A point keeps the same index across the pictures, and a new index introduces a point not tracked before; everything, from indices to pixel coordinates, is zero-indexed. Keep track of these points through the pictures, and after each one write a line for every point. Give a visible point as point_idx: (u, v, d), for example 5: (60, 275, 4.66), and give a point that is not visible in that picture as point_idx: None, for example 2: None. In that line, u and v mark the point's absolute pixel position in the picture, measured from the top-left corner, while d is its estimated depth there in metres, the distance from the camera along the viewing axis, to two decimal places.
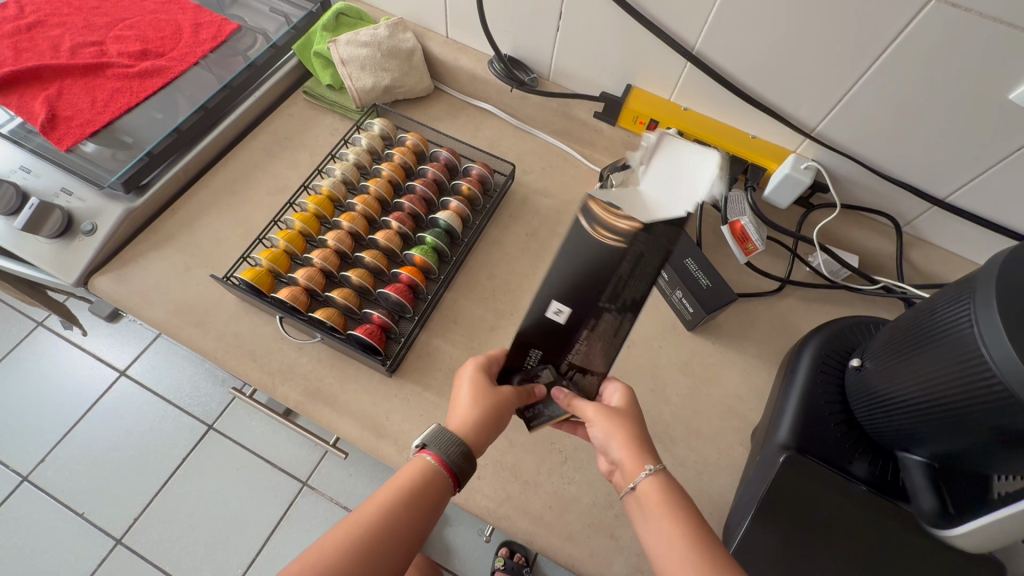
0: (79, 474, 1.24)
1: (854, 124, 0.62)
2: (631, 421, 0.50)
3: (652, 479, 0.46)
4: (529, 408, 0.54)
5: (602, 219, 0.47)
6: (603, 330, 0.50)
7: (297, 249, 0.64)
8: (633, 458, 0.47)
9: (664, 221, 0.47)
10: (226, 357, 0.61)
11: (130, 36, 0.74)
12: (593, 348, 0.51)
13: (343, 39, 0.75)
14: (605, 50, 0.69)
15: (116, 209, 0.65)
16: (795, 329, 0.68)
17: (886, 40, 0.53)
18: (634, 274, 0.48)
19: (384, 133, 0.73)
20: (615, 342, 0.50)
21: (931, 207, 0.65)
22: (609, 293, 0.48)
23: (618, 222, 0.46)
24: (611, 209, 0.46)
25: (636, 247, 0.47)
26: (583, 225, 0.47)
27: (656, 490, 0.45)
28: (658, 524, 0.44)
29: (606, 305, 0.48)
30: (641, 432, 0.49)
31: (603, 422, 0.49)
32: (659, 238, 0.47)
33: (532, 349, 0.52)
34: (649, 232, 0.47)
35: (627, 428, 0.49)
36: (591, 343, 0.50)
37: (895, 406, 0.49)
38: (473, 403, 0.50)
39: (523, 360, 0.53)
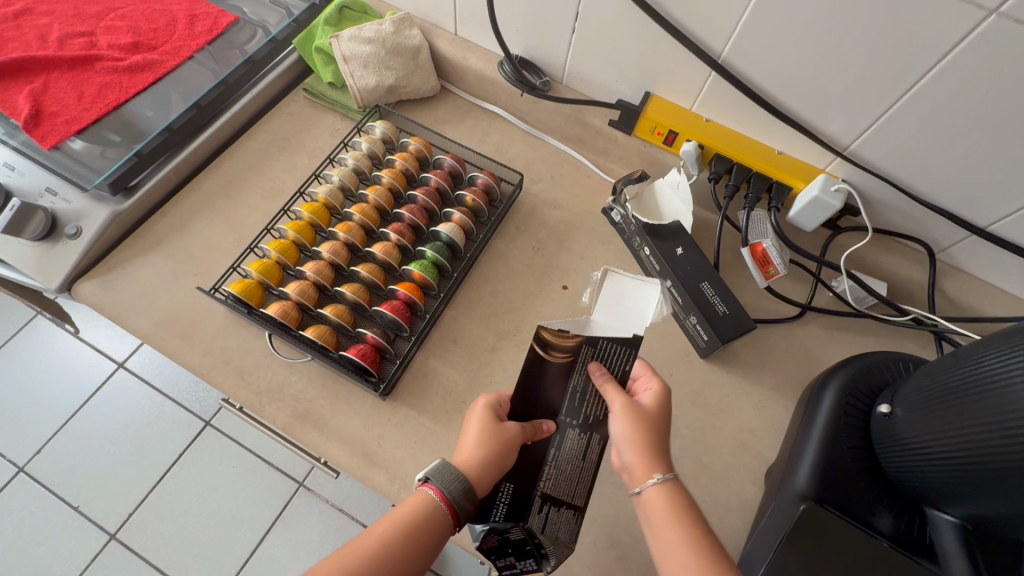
0: (75, 467, 1.23)
1: (891, 145, 0.57)
2: (653, 422, 0.46)
3: (661, 487, 0.43)
4: (498, 556, 0.46)
5: (553, 344, 0.45)
6: (571, 451, 0.48)
7: (290, 260, 0.61)
8: (645, 462, 0.44)
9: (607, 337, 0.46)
10: (213, 373, 0.58)
11: (121, 27, 0.70)
12: (564, 470, 0.48)
13: (345, 35, 0.71)
14: (623, 55, 0.65)
15: (102, 212, 0.62)
16: (815, 360, 0.64)
17: (937, 54, 0.48)
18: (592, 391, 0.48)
19: (386, 137, 0.69)
20: (586, 465, 0.48)
21: (970, 235, 0.60)
22: (569, 407, 0.48)
23: (568, 343, 0.45)
24: (560, 333, 0.45)
25: (584, 361, 0.46)
26: (535, 351, 0.46)
27: (662, 499, 0.42)
28: (659, 528, 0.42)
29: (568, 420, 0.48)
30: (659, 434, 0.46)
31: (625, 420, 0.45)
32: (606, 352, 0.47)
33: (504, 483, 0.47)
34: (595, 346, 0.46)
35: (647, 429, 0.45)
36: (561, 465, 0.48)
37: (929, 462, 0.46)
38: (478, 438, 0.45)
39: (494, 510, 0.47)
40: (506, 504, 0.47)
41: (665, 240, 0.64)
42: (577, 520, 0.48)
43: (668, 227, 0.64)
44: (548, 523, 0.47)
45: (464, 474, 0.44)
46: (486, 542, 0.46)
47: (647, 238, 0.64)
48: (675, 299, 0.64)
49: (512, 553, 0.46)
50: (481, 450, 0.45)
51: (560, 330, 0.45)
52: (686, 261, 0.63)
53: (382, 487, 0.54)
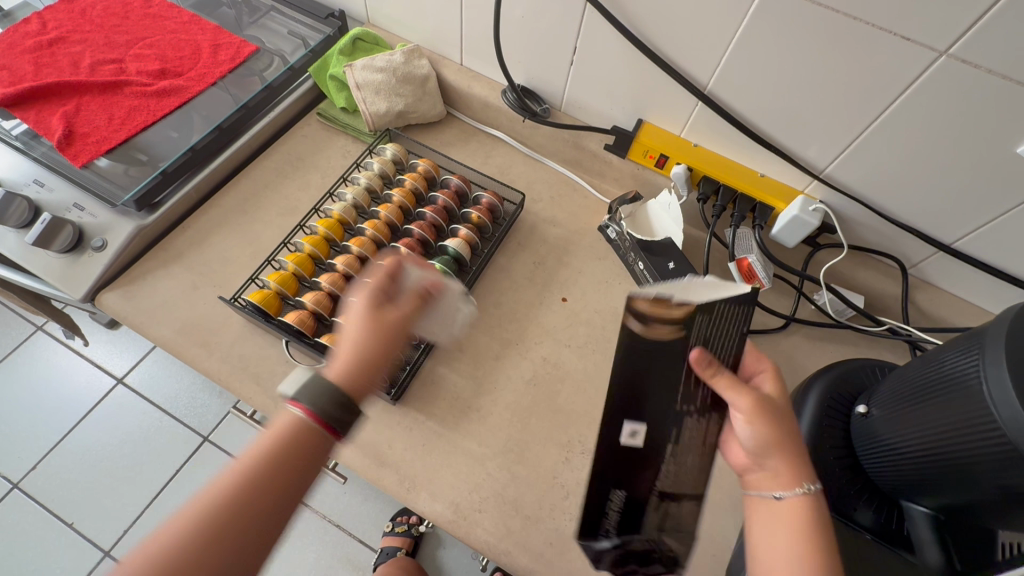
0: (71, 483, 1.23)
1: (861, 169, 0.62)
2: (784, 418, 0.41)
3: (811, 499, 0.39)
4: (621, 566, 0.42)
5: (654, 315, 0.39)
6: (690, 440, 0.41)
7: (306, 272, 0.64)
8: (790, 466, 0.40)
9: (725, 299, 0.39)
10: (230, 378, 0.61)
11: (149, 55, 0.75)
12: (682, 466, 0.41)
13: (359, 64, 0.76)
14: (617, 85, 0.70)
15: (127, 226, 0.65)
16: (798, 368, 0.69)
17: (900, 88, 0.54)
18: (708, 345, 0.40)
19: (396, 159, 0.74)
20: (708, 449, 0.42)
21: (937, 252, 0.66)
22: (684, 391, 0.40)
23: (666, 316, 0.39)
24: (659, 300, 0.39)
25: (698, 335, 0.40)
26: (632, 328, 0.39)
27: (801, 515, 0.39)
28: (786, 547, 0.38)
29: (686, 408, 0.41)
30: (795, 438, 0.41)
31: (757, 419, 0.40)
32: (724, 319, 0.40)
33: (614, 490, 0.41)
34: (711, 312, 0.39)
35: (781, 429, 0.41)
36: (681, 457, 0.41)
37: (904, 458, 0.49)
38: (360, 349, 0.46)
39: (604, 519, 0.42)
40: (618, 513, 0.41)
41: (658, 256, 0.69)
42: (700, 509, 0.42)
43: (663, 241, 0.69)
44: (670, 517, 0.41)
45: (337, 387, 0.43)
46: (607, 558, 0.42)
47: (641, 254, 0.69)
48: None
49: (634, 560, 0.42)
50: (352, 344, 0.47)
51: (661, 298, 0.39)
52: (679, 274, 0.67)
53: (392, 488, 0.57)
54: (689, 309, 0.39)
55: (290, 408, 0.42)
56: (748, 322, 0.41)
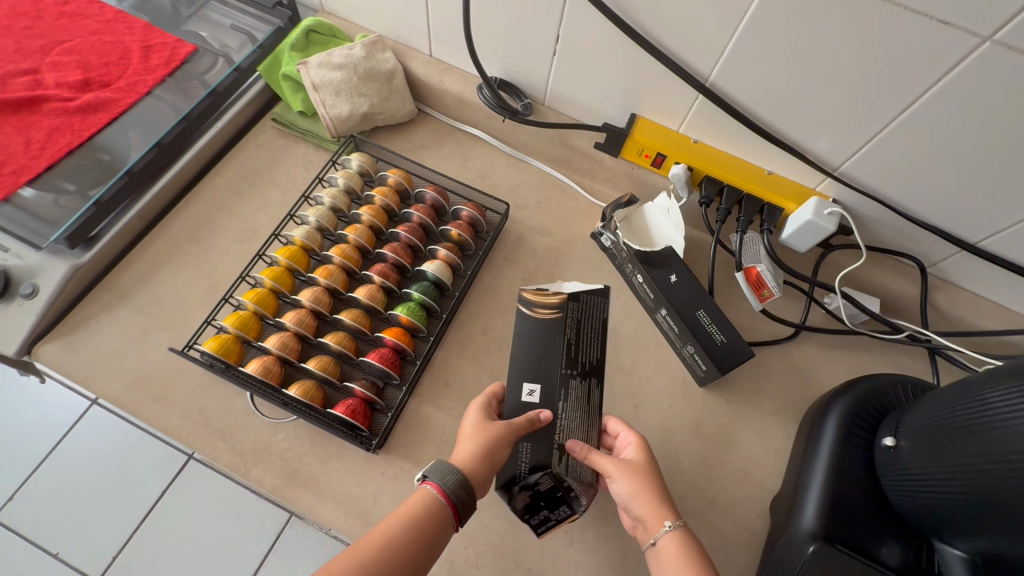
0: (49, 512, 1.17)
1: (882, 167, 0.56)
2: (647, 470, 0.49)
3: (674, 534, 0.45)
4: (532, 513, 0.50)
5: (534, 301, 0.57)
6: (576, 401, 0.54)
7: (268, 310, 0.57)
8: (655, 510, 0.47)
9: (586, 291, 0.58)
10: (192, 436, 0.55)
11: (68, 63, 0.65)
12: (573, 420, 0.53)
13: (314, 61, 0.68)
14: (606, 77, 0.62)
15: (60, 267, 0.58)
16: (811, 381, 0.64)
17: (932, 78, 0.47)
18: (581, 338, 0.56)
19: (363, 170, 0.66)
20: (591, 409, 0.54)
21: (960, 250, 0.60)
22: (568, 359, 0.55)
23: (549, 299, 0.57)
24: (540, 292, 0.57)
25: (572, 315, 0.56)
26: (525, 312, 0.57)
27: (676, 549, 0.45)
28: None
29: (569, 372, 0.54)
30: (660, 487, 0.49)
31: (625, 478, 0.48)
32: (590, 307, 0.57)
33: (521, 443, 0.51)
34: (578, 300, 0.57)
35: (648, 482, 0.48)
36: (569, 413, 0.53)
37: (937, 497, 0.45)
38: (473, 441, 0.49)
39: (517, 469, 0.51)
40: (527, 461, 0.51)
41: (659, 267, 0.63)
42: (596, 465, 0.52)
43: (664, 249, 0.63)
44: (569, 466, 0.51)
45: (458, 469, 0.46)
46: (518, 501, 0.50)
47: (640, 265, 0.63)
48: (648, 297, 0.64)
49: (545, 506, 0.50)
50: (473, 448, 0.48)
51: (540, 289, 0.57)
52: (683, 287, 0.61)
53: None
54: (564, 295, 0.57)
55: (425, 486, 0.45)
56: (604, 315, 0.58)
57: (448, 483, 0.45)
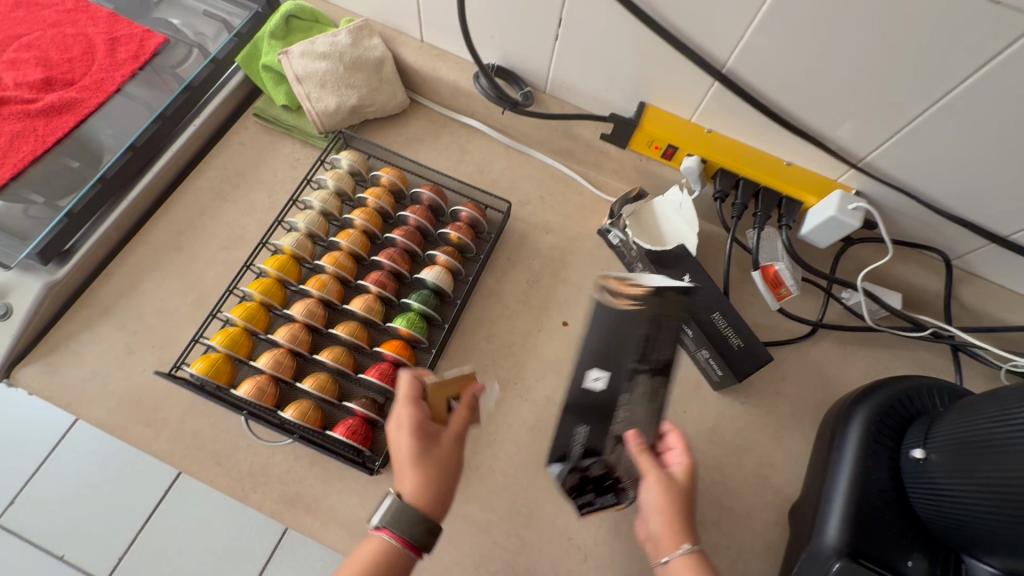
0: (56, 514, 1.17)
1: (910, 158, 0.52)
2: (684, 493, 0.45)
3: (688, 558, 0.42)
4: (578, 494, 0.49)
5: (617, 290, 0.52)
6: (643, 396, 0.48)
7: (259, 326, 0.54)
8: (673, 530, 0.43)
9: (669, 287, 0.53)
10: (185, 461, 0.52)
11: (28, 59, 0.60)
12: (639, 414, 0.47)
13: (296, 50, 0.63)
14: (613, 63, 0.58)
15: (35, 285, 0.54)
16: (829, 381, 0.62)
17: (976, 63, 0.43)
18: (660, 333, 0.49)
19: (354, 169, 0.61)
20: (656, 407, 0.48)
21: (990, 244, 0.57)
22: (640, 354, 0.49)
23: (631, 290, 0.51)
24: (622, 281, 0.52)
25: (652, 311, 0.50)
26: (606, 301, 0.51)
27: (690, 572, 0.42)
28: None
29: (638, 367, 0.48)
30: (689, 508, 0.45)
31: (660, 491, 0.44)
32: (669, 305, 0.52)
33: (578, 429, 0.49)
34: (661, 295, 0.52)
35: (680, 506, 0.44)
36: (633, 409, 0.48)
37: (970, 515, 0.43)
38: (408, 449, 0.44)
39: (569, 450, 0.49)
40: (580, 445, 0.49)
41: (671, 267, 0.59)
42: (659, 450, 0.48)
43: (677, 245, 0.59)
44: (624, 458, 0.47)
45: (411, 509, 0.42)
46: (567, 482, 0.49)
47: (651, 266, 0.59)
48: (676, 293, 0.59)
49: (592, 490, 0.48)
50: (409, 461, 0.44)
51: (623, 279, 0.52)
52: (700, 289, 0.57)
53: None
54: (647, 288, 0.51)
55: (379, 535, 0.42)
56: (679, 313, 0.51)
57: (405, 532, 0.42)
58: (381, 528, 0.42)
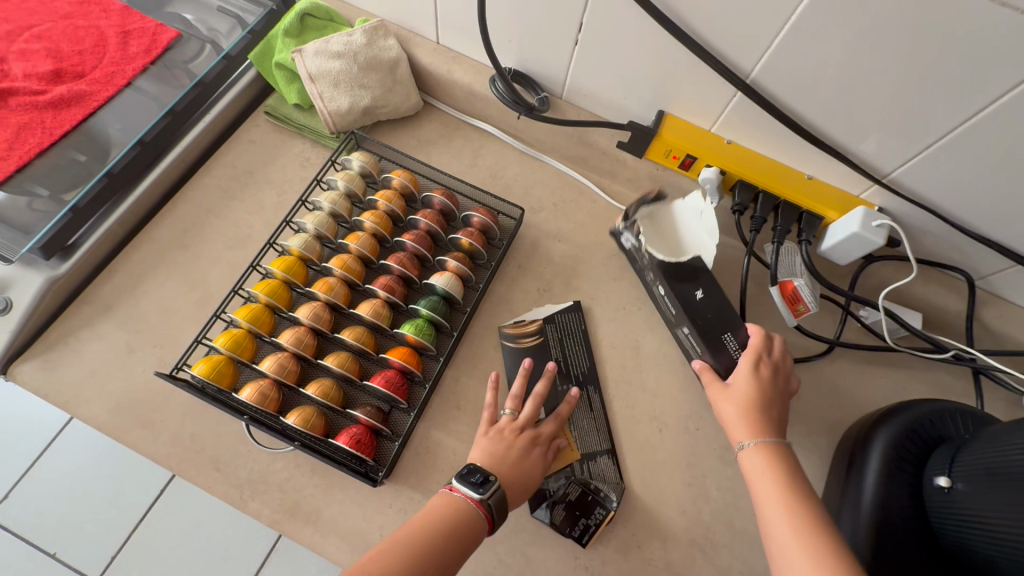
0: (48, 511, 1.16)
1: (938, 175, 0.51)
2: (765, 397, 0.50)
3: (761, 450, 0.47)
4: (571, 524, 0.51)
5: (516, 335, 0.58)
6: (580, 409, 0.56)
7: (264, 329, 0.53)
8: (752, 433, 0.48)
9: (558, 313, 0.60)
10: (183, 465, 0.50)
11: (38, 50, 0.59)
12: (585, 428, 0.55)
13: (310, 49, 0.62)
14: (632, 71, 0.57)
15: (36, 280, 0.53)
16: (845, 401, 0.60)
17: (1011, 81, 0.41)
18: (568, 352, 0.58)
19: (365, 171, 0.60)
20: (596, 415, 0.56)
21: (1016, 265, 0.55)
22: (561, 375, 0.57)
23: (526, 327, 0.59)
24: (517, 325, 0.59)
25: (553, 337, 0.59)
26: (512, 347, 0.58)
27: (767, 461, 0.46)
28: (772, 493, 0.44)
29: (565, 386, 0.57)
30: (771, 417, 0.49)
31: (733, 401, 0.50)
32: (566, 324, 0.60)
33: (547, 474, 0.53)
34: (554, 321, 0.60)
35: (753, 405, 0.49)
36: (578, 425, 0.55)
37: (998, 552, 0.41)
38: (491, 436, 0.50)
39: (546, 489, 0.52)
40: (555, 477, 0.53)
41: (685, 281, 0.57)
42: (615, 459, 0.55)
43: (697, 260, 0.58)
44: (592, 471, 0.53)
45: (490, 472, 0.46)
46: (555, 518, 0.51)
47: (663, 278, 0.57)
48: (661, 303, 0.59)
49: (582, 514, 0.51)
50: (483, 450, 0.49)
51: (515, 322, 0.59)
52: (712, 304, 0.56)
53: None
54: (537, 321, 0.60)
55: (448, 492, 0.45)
56: (581, 324, 0.60)
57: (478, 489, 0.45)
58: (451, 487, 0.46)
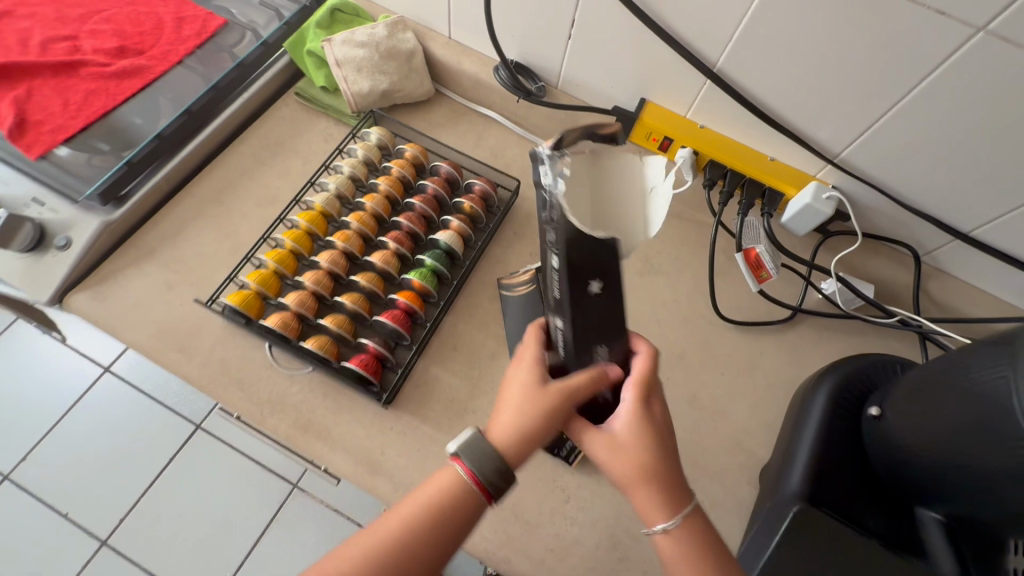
0: (63, 472, 1.22)
1: (878, 153, 0.58)
2: (657, 446, 0.43)
3: (671, 533, 0.42)
4: (559, 446, 0.58)
5: (512, 283, 0.64)
6: None
7: (288, 270, 0.60)
8: (653, 501, 0.42)
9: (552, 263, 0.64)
10: (213, 385, 0.58)
11: (105, 30, 0.69)
12: None
13: (338, 38, 0.71)
14: (618, 62, 0.65)
15: (93, 222, 0.61)
16: (804, 362, 0.66)
17: (928, 68, 0.49)
18: None
19: (382, 143, 0.69)
20: None
21: (954, 239, 0.62)
22: None
23: (520, 276, 0.64)
24: (514, 275, 0.65)
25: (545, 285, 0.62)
26: (507, 295, 0.64)
27: (686, 538, 0.42)
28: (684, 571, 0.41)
29: None
30: (671, 468, 0.43)
31: (622, 460, 0.43)
32: None
33: None
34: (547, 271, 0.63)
35: (647, 457, 0.43)
36: None
37: (920, 465, 0.47)
38: (519, 410, 0.44)
39: None
40: None
41: None
42: None
43: (598, 234, 0.37)
44: None
45: (499, 454, 0.42)
46: (545, 440, 0.58)
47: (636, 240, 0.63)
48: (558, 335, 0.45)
49: (569, 438, 0.58)
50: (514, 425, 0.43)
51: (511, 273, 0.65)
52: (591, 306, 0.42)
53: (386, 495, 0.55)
54: (531, 271, 0.64)
55: (454, 466, 0.43)
56: None
57: (482, 471, 0.42)
58: (457, 459, 0.43)
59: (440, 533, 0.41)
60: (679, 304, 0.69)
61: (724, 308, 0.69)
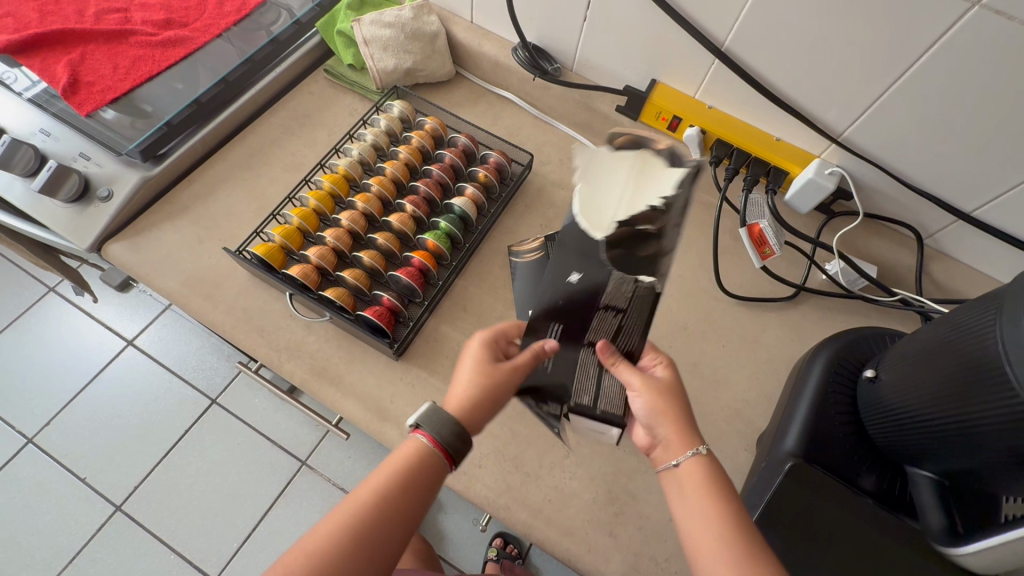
0: (84, 439, 1.26)
1: (879, 132, 0.60)
2: (673, 393, 0.46)
3: (697, 459, 0.43)
4: None
5: (521, 251, 0.67)
6: None
7: (311, 227, 0.64)
8: (682, 435, 0.44)
9: None
10: (235, 330, 0.61)
11: (155, 5, 0.75)
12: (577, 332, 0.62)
13: (366, 18, 0.75)
14: (631, 43, 0.68)
15: (132, 177, 0.65)
16: (807, 338, 0.68)
17: (924, 45, 0.51)
18: None
19: (403, 116, 0.73)
20: None
21: (957, 220, 0.64)
22: None
23: (528, 244, 0.66)
24: (525, 244, 0.67)
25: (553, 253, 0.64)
26: (515, 260, 0.67)
27: (702, 470, 0.42)
28: (693, 501, 0.42)
29: None
30: (684, 407, 0.46)
31: (649, 394, 0.45)
32: None
33: None
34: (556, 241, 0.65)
35: (671, 401, 0.45)
36: None
37: (908, 423, 0.48)
38: (468, 378, 0.47)
39: None
40: None
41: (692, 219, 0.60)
42: None
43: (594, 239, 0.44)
44: None
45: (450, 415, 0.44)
46: None
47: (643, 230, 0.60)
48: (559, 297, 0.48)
49: None
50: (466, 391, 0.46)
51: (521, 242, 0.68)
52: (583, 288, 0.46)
53: (393, 441, 0.57)
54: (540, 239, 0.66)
55: (415, 436, 0.44)
56: None
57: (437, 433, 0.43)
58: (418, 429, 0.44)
59: (405, 499, 0.41)
60: (684, 279, 0.71)
61: (728, 284, 0.71)
